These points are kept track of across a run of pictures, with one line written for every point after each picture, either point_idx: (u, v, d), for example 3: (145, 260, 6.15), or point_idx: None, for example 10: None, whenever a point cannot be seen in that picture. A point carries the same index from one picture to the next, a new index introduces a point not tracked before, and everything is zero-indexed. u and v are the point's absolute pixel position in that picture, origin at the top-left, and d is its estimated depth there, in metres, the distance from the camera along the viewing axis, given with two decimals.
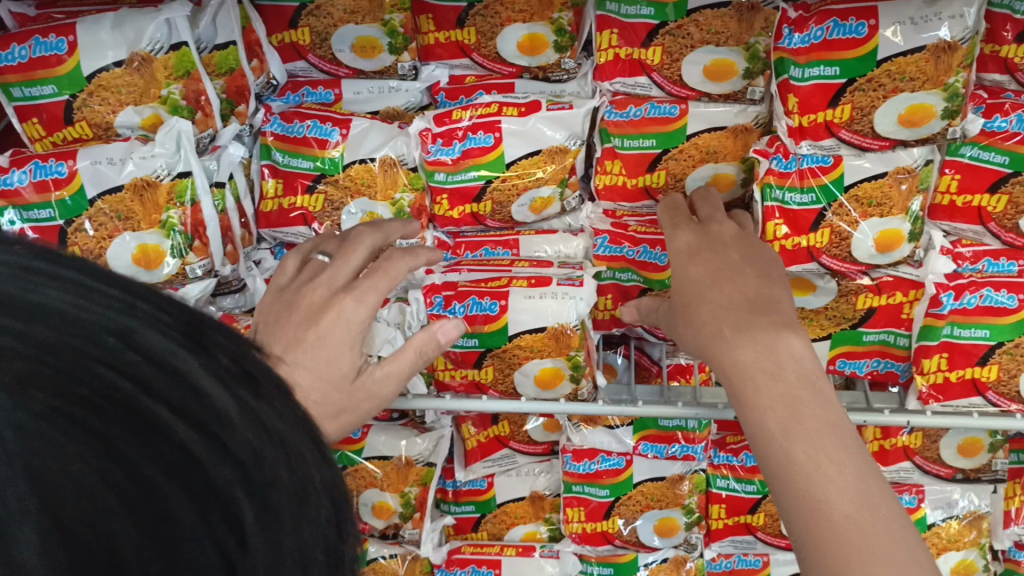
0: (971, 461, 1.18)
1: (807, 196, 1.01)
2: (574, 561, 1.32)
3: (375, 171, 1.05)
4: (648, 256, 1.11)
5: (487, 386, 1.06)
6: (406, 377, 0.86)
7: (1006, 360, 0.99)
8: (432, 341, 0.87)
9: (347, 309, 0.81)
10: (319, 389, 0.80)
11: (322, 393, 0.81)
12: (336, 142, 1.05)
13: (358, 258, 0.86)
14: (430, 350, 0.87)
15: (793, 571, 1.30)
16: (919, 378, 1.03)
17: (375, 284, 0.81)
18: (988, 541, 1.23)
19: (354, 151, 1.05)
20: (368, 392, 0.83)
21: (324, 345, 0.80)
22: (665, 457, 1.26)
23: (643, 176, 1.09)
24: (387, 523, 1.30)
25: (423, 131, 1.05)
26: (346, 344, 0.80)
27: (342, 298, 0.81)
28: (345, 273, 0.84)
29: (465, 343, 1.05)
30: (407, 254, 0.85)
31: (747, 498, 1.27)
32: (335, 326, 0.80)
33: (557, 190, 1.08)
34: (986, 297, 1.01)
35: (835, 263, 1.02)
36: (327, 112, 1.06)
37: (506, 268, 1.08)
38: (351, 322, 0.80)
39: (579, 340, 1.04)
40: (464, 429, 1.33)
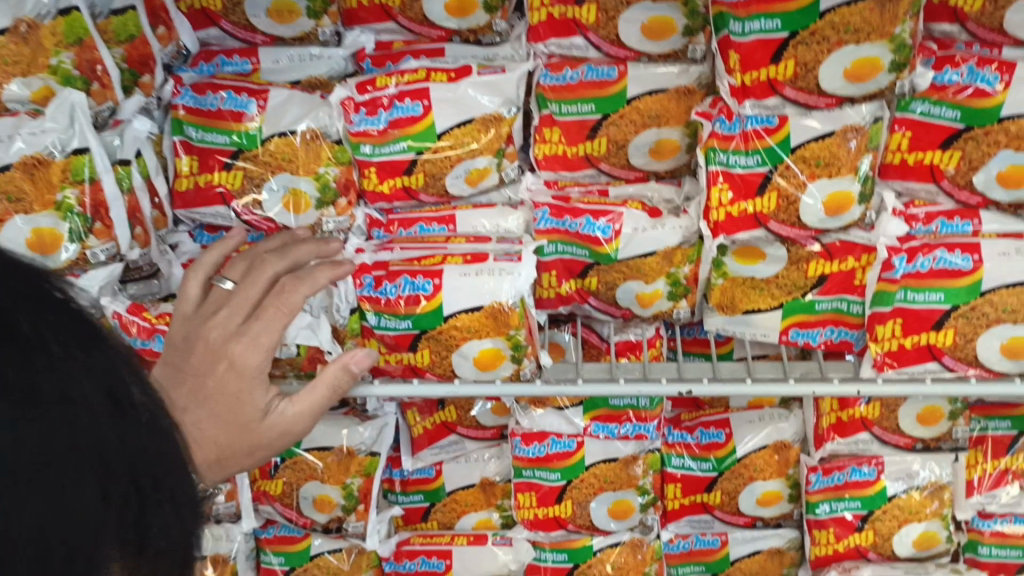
0: (931, 430, 1.16)
1: (752, 159, 0.96)
2: (528, 548, 1.27)
3: (296, 145, 0.98)
4: (592, 229, 1.04)
5: (423, 370, 1.00)
6: (321, 411, 0.81)
7: (961, 323, 0.95)
8: (345, 373, 0.83)
9: (240, 354, 0.77)
10: (218, 437, 0.77)
11: (224, 436, 0.77)
12: (253, 114, 0.98)
13: (256, 291, 0.81)
14: (343, 382, 0.83)
15: (751, 549, 1.26)
16: (874, 345, 0.99)
17: (266, 324, 0.78)
18: (950, 512, 1.19)
19: (273, 123, 0.98)
20: (275, 432, 0.78)
21: (221, 394, 0.76)
22: (618, 437, 1.22)
23: (583, 144, 1.04)
24: (330, 517, 1.24)
25: (344, 100, 0.99)
26: (246, 386, 0.77)
27: (235, 343, 0.77)
28: (244, 308, 0.79)
29: (397, 326, 0.99)
30: (305, 280, 0.81)
31: (703, 476, 1.25)
32: (228, 375, 0.77)
33: (494, 161, 1.02)
34: (940, 259, 0.97)
35: (783, 228, 0.98)
36: (242, 81, 0.99)
37: (441, 245, 1.02)
38: (249, 364, 0.77)
39: (519, 319, 0.99)
40: (409, 416, 1.28)
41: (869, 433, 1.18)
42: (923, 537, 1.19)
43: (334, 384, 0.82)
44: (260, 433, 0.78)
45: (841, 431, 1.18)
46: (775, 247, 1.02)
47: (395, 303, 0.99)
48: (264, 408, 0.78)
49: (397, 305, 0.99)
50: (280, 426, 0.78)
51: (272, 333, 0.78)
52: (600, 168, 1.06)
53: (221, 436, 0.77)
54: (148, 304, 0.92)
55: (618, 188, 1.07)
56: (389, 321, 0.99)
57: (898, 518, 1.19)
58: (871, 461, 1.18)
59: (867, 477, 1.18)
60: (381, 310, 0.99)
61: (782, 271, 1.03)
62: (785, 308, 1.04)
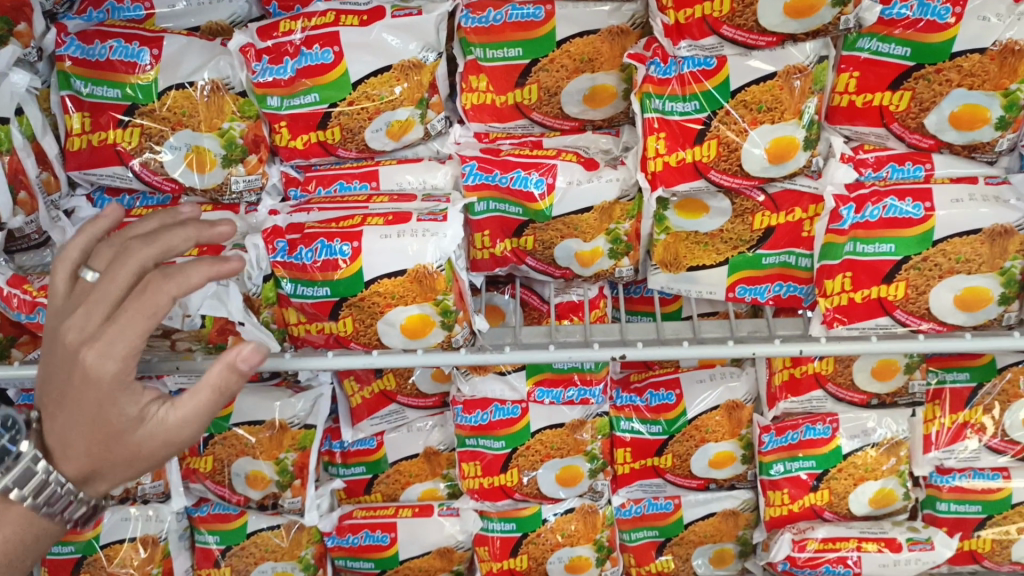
0: (886, 385, 1.10)
1: (690, 105, 0.90)
2: (474, 518, 1.22)
3: (196, 97, 0.92)
4: (522, 183, 0.97)
5: (348, 340, 0.94)
6: (209, 419, 0.64)
7: (913, 275, 0.90)
8: (231, 372, 0.63)
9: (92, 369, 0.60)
10: (90, 451, 0.62)
11: (94, 451, 0.62)
12: (147, 65, 0.91)
13: (125, 279, 0.65)
14: (231, 384, 0.63)
15: (705, 512, 1.22)
16: (822, 301, 0.94)
17: (119, 333, 0.60)
18: (908, 468, 1.15)
19: (170, 74, 0.91)
20: (157, 438, 0.62)
21: (85, 418, 0.62)
22: (563, 402, 1.16)
23: (512, 92, 0.97)
24: (264, 494, 1.18)
25: (244, 47, 0.92)
26: (103, 402, 0.61)
27: (85, 350, 0.61)
28: (106, 304, 0.63)
29: (315, 293, 0.93)
30: (174, 277, 0.63)
31: (652, 440, 1.19)
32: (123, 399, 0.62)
33: (416, 112, 0.95)
34: (890, 207, 0.91)
35: (724, 178, 0.91)
36: (134, 29, 0.93)
37: (362, 205, 0.96)
38: (98, 378, 0.60)
39: (446, 283, 0.92)
40: (347, 385, 1.21)
41: (823, 390, 1.12)
42: (880, 495, 1.15)
43: (219, 388, 0.62)
44: (134, 444, 0.62)
45: (795, 389, 1.13)
46: (719, 199, 0.96)
47: (312, 270, 0.92)
48: (138, 414, 0.62)
49: (315, 272, 0.92)
50: (159, 435, 0.62)
51: (133, 331, 0.61)
52: (533, 118, 0.99)
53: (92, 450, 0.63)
54: (38, 275, 0.86)
55: (551, 139, 1.00)
56: (306, 289, 0.93)
57: (853, 476, 1.15)
58: (825, 419, 1.14)
59: (822, 436, 1.14)
60: (297, 277, 0.93)
61: (726, 224, 0.97)
62: (731, 264, 0.99)
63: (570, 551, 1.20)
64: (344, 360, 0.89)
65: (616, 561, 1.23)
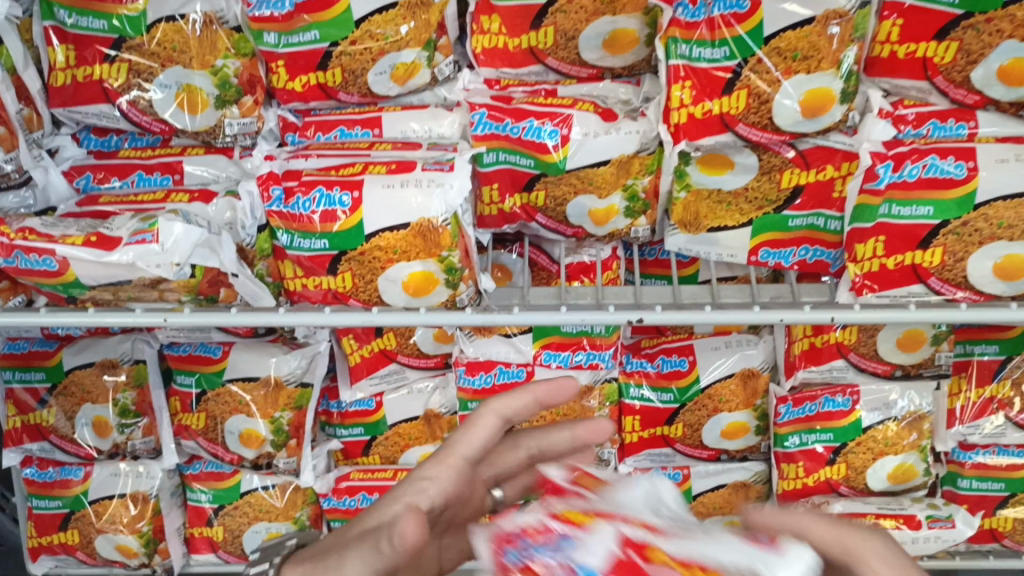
0: (912, 356, 1.04)
1: (719, 51, 0.83)
2: None
3: (187, 32, 0.85)
4: (535, 134, 0.91)
5: (348, 296, 0.89)
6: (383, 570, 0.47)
7: (951, 241, 0.83)
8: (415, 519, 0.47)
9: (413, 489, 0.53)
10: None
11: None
12: None
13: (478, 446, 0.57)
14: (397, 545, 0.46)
15: (715, 484, 1.17)
16: (851, 267, 0.88)
17: (438, 476, 0.54)
18: (930, 444, 1.10)
19: (159, 6, 0.85)
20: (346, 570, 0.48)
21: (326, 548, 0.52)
22: (570, 367, 1.11)
23: (526, 35, 0.91)
24: (258, 453, 1.13)
25: None
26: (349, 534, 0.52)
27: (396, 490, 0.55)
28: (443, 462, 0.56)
29: (313, 246, 0.87)
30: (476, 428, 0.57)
31: (663, 409, 1.14)
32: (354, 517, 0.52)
33: (423, 55, 0.90)
34: (929, 166, 0.85)
35: (753, 132, 0.85)
36: None
37: (363, 152, 0.91)
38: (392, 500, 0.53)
39: (451, 239, 0.87)
40: (345, 343, 1.14)
41: (844, 360, 1.06)
42: (900, 471, 1.10)
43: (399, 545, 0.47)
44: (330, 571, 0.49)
45: (816, 359, 1.07)
46: (745, 155, 0.90)
47: (310, 222, 0.87)
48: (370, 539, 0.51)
49: (313, 224, 0.86)
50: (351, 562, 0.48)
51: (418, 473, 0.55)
52: (548, 64, 0.93)
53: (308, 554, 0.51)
54: (18, 217, 0.80)
55: (567, 89, 0.94)
56: (303, 241, 0.88)
57: (874, 451, 1.09)
58: (845, 390, 1.09)
59: (840, 408, 1.09)
60: (294, 228, 0.87)
61: (752, 182, 0.91)
62: (754, 225, 0.93)
63: None
64: (341, 317, 0.82)
65: None
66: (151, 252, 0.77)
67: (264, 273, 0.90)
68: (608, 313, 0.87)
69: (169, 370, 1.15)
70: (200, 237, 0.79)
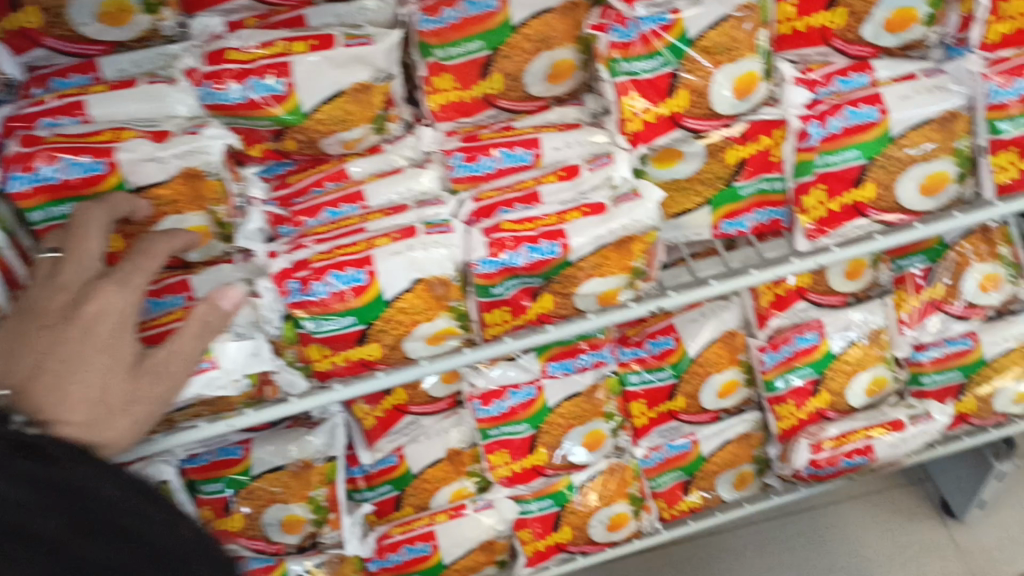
0: (858, 284, 1.26)
1: (655, 61, 0.92)
2: (510, 505, 1.27)
3: (180, 185, 0.85)
4: (510, 160, 0.99)
5: (375, 363, 0.94)
6: None
7: (880, 173, 1.00)
8: None
9: None
10: None
11: None
12: (104, 176, 0.82)
13: (95, 244, 0.75)
14: None
15: (719, 442, 1.33)
16: (804, 217, 1.03)
17: (122, 274, 0.74)
18: (889, 353, 1.30)
19: (138, 175, 0.83)
20: None
21: None
22: (575, 371, 1.22)
23: (476, 85, 0.97)
24: (301, 535, 1.18)
25: (189, 70, 0.89)
26: (94, 358, 0.70)
27: (84, 302, 0.70)
28: (129, 284, 0.73)
29: (340, 325, 0.91)
30: (144, 253, 0.77)
31: (663, 386, 1.28)
32: (95, 323, 0.70)
33: (372, 128, 0.97)
34: (849, 116, 0.99)
35: (698, 123, 0.96)
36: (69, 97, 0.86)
37: (358, 226, 0.94)
38: (116, 315, 0.71)
39: (459, 290, 0.94)
40: (357, 410, 1.23)
41: (805, 301, 1.26)
42: (874, 382, 1.30)
43: None
44: None
45: (782, 305, 1.26)
46: (691, 143, 1.00)
47: (330, 303, 0.90)
48: None
49: (330, 305, 0.90)
50: None
51: (142, 276, 0.75)
52: (499, 106, 0.99)
53: (96, 397, 0.70)
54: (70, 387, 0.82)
55: (522, 123, 1.01)
56: (329, 322, 0.91)
57: (847, 372, 1.28)
58: (813, 326, 1.27)
59: (811, 342, 1.27)
60: (317, 313, 0.90)
61: (702, 166, 1.01)
62: (712, 202, 1.05)
63: (608, 511, 1.29)
64: (399, 377, 0.91)
65: (651, 509, 1.34)
66: (215, 377, 0.85)
67: (294, 359, 0.93)
68: (628, 308, 0.95)
69: (189, 483, 1.16)
70: (252, 348, 0.87)
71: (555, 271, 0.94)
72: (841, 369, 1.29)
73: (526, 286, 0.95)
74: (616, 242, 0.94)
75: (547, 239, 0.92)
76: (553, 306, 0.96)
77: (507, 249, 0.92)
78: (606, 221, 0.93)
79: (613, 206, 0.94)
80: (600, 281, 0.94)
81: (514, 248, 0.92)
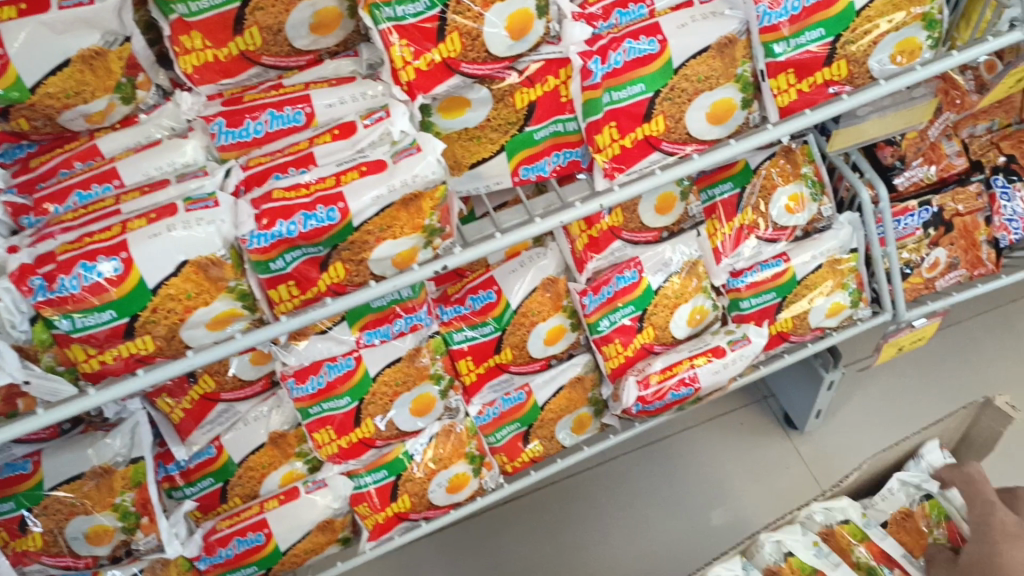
0: (670, 217, 1.26)
1: (420, 4, 0.86)
2: (343, 481, 1.21)
3: None
4: (279, 123, 0.92)
5: (151, 356, 0.86)
6: None
7: (668, 107, 0.99)
8: None
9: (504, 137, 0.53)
10: None
11: None
12: None
13: None
14: None
15: (553, 390, 1.31)
16: (599, 156, 1.00)
17: None
18: (708, 283, 1.30)
19: None
20: None
21: None
22: (393, 337, 1.17)
23: (231, 42, 0.88)
24: (113, 545, 1.10)
25: None
26: None
27: None
28: None
29: (101, 320, 0.83)
30: None
31: (488, 341, 1.25)
32: None
33: (117, 98, 0.88)
34: (629, 50, 0.97)
35: (476, 68, 0.91)
36: None
37: (112, 209, 0.85)
38: None
39: (235, 268, 0.86)
40: (162, 404, 1.15)
41: (620, 240, 1.24)
42: (696, 313, 1.30)
43: None
44: None
45: (597, 248, 1.23)
46: (477, 90, 0.96)
47: (85, 298, 0.81)
48: None
49: (86, 300, 0.81)
50: None
51: None
52: (264, 63, 0.91)
53: None
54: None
55: (291, 80, 0.93)
56: (86, 318, 0.82)
57: (668, 306, 1.28)
58: (630, 265, 1.26)
59: (631, 281, 1.26)
60: (71, 310, 0.82)
61: (491, 113, 0.97)
62: (507, 149, 1.01)
63: (447, 473, 1.25)
64: (168, 371, 0.82)
65: (492, 466, 1.31)
66: None
67: (54, 364, 0.85)
68: (414, 270, 0.88)
69: None
70: None
71: (336, 238, 0.87)
72: (662, 303, 1.28)
73: (308, 257, 0.88)
74: (401, 199, 0.88)
75: (323, 205, 0.86)
76: (346, 274, 0.89)
77: (278, 220, 0.85)
78: (386, 178, 0.87)
79: (393, 162, 0.88)
80: (390, 244, 0.88)
81: (285, 218, 0.85)
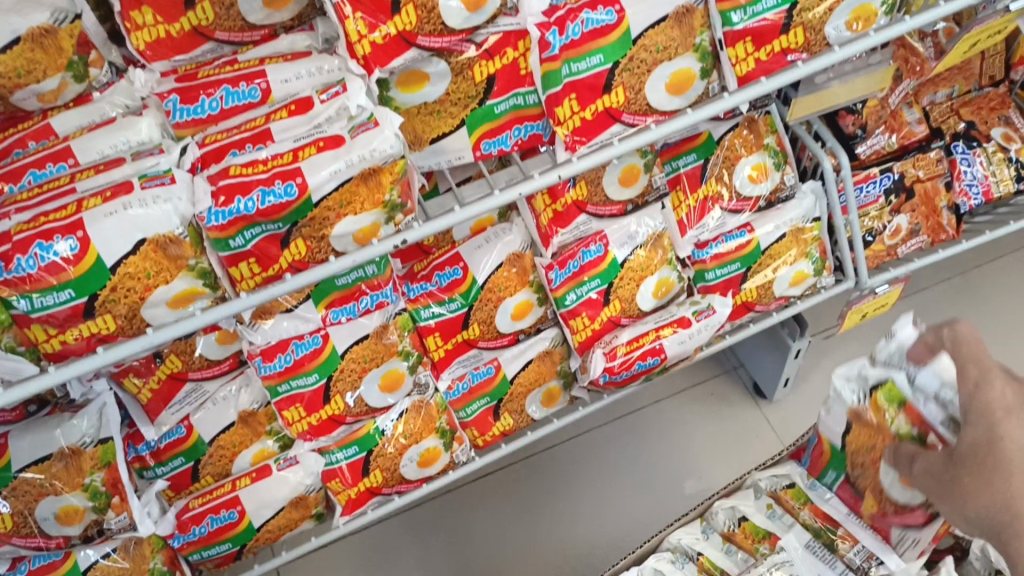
0: (634, 189, 1.27)
1: None
2: (314, 458, 1.22)
3: None
4: (234, 99, 0.91)
5: (112, 336, 0.86)
6: None
7: (627, 78, 0.99)
8: None
9: None
10: None
11: None
12: None
13: None
14: None
15: (522, 363, 1.32)
16: (560, 128, 1.01)
17: None
18: (673, 255, 1.31)
19: None
20: None
21: None
22: (359, 315, 1.17)
23: (183, 18, 0.88)
24: (85, 525, 1.10)
25: None
26: None
27: None
28: None
29: (60, 299, 0.83)
30: None
31: (455, 316, 1.26)
32: None
33: (68, 77, 0.88)
34: (586, 21, 0.96)
35: (433, 41, 0.90)
36: None
37: (67, 188, 0.85)
38: None
39: (195, 246, 0.86)
40: (130, 385, 1.15)
41: (585, 214, 1.25)
42: (661, 285, 1.30)
43: None
44: None
45: (562, 222, 1.24)
46: (435, 63, 0.96)
47: (42, 278, 0.81)
48: None
49: (44, 279, 0.81)
50: None
51: None
52: (218, 39, 0.90)
53: None
54: None
55: (246, 55, 0.92)
56: (45, 298, 0.82)
57: (634, 279, 1.29)
58: (596, 239, 1.26)
59: (596, 255, 1.26)
60: (28, 290, 0.82)
61: (450, 86, 0.98)
62: (467, 123, 1.01)
63: (418, 448, 1.25)
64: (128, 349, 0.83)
65: (462, 440, 1.31)
66: None
67: (15, 343, 0.85)
68: (374, 245, 0.88)
69: None
70: None
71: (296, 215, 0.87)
72: (627, 276, 1.29)
73: (268, 234, 0.88)
74: (360, 175, 0.88)
75: (281, 181, 0.86)
76: (307, 250, 0.89)
77: (235, 197, 0.85)
78: (344, 154, 0.87)
79: (351, 137, 0.88)
80: (351, 220, 0.88)
81: (242, 194, 0.85)
